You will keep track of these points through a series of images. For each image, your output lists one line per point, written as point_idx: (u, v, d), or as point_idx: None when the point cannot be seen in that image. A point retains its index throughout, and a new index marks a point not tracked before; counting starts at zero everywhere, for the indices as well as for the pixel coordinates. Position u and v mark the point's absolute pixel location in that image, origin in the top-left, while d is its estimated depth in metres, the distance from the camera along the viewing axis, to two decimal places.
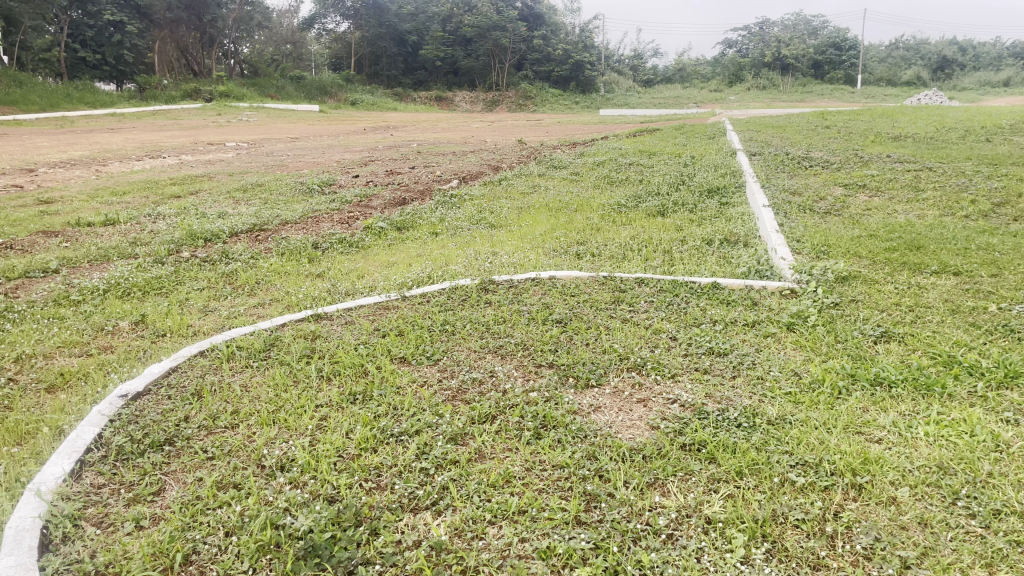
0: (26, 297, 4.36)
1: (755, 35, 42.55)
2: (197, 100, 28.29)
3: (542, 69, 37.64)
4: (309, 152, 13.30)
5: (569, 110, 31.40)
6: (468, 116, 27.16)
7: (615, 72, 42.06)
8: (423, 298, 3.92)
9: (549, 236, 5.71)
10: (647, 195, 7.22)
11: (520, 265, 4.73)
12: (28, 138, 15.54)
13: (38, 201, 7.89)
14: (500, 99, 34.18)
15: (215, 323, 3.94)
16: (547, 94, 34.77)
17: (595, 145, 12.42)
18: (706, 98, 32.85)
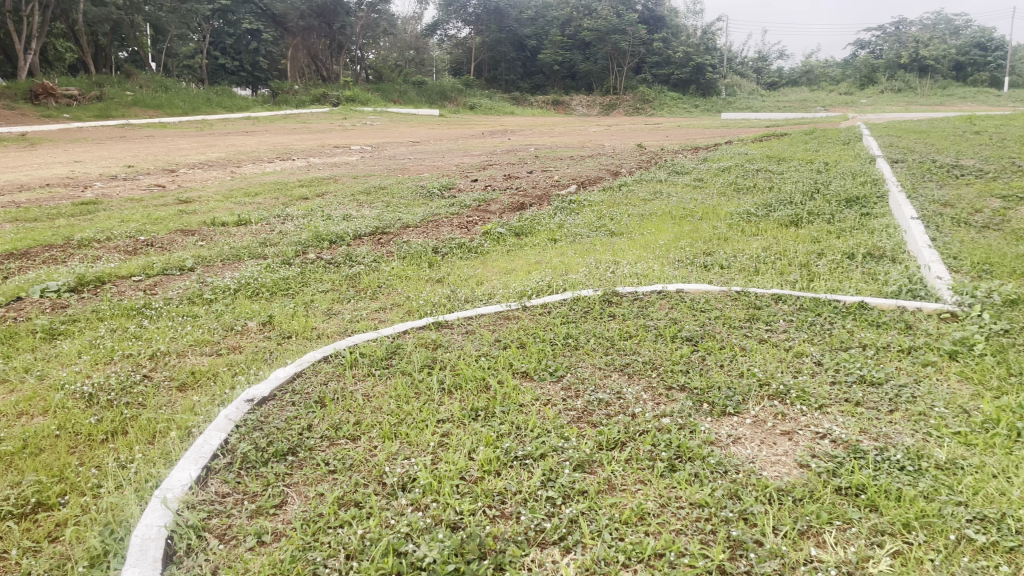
0: (163, 294, 4.54)
1: (891, 35, 40.20)
2: (326, 104, 29.50)
3: (662, 72, 36.61)
4: (430, 156, 13.49)
5: (688, 114, 30.60)
6: (586, 120, 26.94)
7: (738, 75, 40.73)
8: (544, 308, 3.77)
9: (674, 246, 5.46)
10: (778, 204, 6.83)
11: (644, 276, 4.52)
12: (172, 140, 16.56)
13: (178, 200, 8.32)
14: (617, 103, 33.72)
15: (338, 327, 3.94)
16: (666, 98, 34.02)
17: (720, 151, 11.97)
18: (835, 102, 31.22)
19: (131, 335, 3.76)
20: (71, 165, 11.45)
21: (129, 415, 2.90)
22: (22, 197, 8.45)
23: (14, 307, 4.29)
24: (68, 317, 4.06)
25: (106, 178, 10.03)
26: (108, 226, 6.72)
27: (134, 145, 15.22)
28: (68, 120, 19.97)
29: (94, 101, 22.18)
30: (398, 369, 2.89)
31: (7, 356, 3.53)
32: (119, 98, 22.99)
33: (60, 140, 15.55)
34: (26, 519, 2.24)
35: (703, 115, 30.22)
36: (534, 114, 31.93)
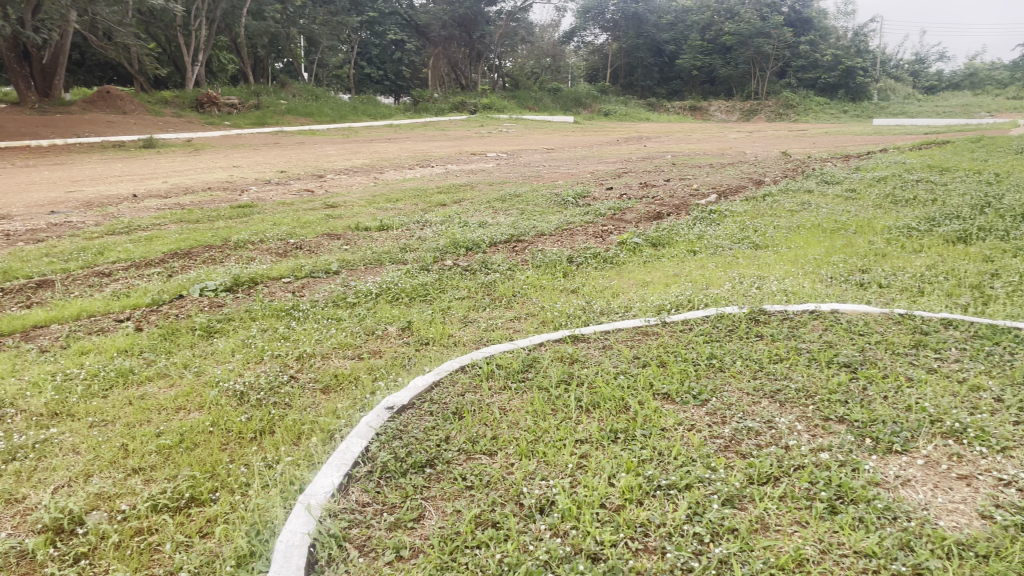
0: (310, 296, 4.72)
1: None
2: (463, 111, 30.24)
3: (808, 76, 34.68)
4: (565, 163, 13.47)
5: (835, 121, 29.03)
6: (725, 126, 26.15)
7: (892, 79, 38.29)
8: (685, 324, 3.60)
9: (827, 261, 5.13)
10: (942, 218, 6.30)
11: (794, 293, 4.25)
12: (320, 147, 17.41)
13: (325, 205, 8.69)
14: (758, 109, 32.47)
15: (474, 334, 3.93)
16: (811, 103, 32.39)
17: (873, 160, 11.27)
18: (1003, 107, 28.71)
19: (279, 336, 3.90)
20: (230, 170, 12.23)
21: (275, 415, 3.00)
22: (187, 199, 9.08)
23: (176, 304, 4.58)
24: (223, 316, 4.29)
25: (260, 183, 10.64)
26: (262, 229, 7.09)
27: (286, 151, 16.10)
28: (228, 127, 21.41)
29: (252, 110, 23.68)
30: (535, 383, 2.81)
31: (170, 351, 3.76)
32: (274, 107, 24.44)
33: (221, 147, 16.69)
34: (181, 513, 2.35)
35: (851, 121, 28.64)
36: (670, 120, 31.33)
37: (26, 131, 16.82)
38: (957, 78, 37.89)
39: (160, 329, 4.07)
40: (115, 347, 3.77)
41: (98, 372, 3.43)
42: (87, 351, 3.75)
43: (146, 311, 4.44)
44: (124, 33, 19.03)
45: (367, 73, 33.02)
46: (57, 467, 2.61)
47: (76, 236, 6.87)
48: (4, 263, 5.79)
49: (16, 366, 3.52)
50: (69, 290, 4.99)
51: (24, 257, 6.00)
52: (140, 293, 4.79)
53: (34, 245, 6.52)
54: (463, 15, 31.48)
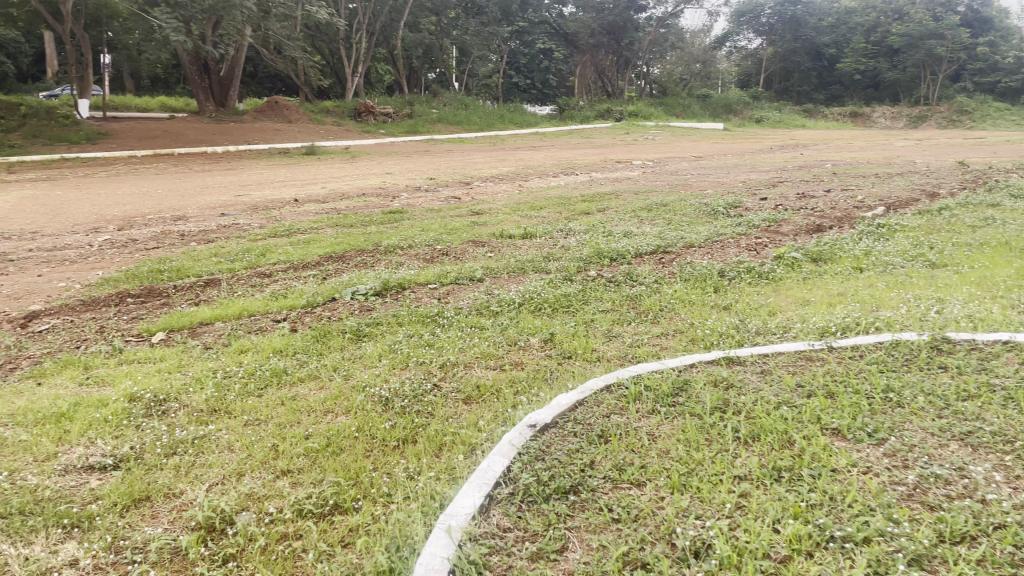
0: (454, 303, 4.72)
1: None
2: (610, 119, 30.05)
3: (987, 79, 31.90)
4: (715, 172, 12.99)
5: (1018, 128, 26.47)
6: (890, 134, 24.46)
7: None
8: (854, 351, 3.27)
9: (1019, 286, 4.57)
10: None
11: (981, 320, 3.79)
12: (468, 154, 17.75)
13: (471, 212, 8.78)
14: (928, 115, 30.14)
15: (620, 348, 3.75)
16: (991, 108, 29.69)
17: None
18: None
19: (423, 343, 3.89)
20: (382, 176, 12.67)
21: (417, 424, 2.97)
22: (342, 204, 9.46)
23: (329, 306, 4.71)
24: (371, 320, 4.35)
25: (410, 189, 10.93)
26: (411, 234, 7.24)
27: (435, 158, 16.52)
28: (383, 135, 22.31)
29: (405, 118, 24.56)
30: (687, 407, 2.61)
31: (320, 354, 3.85)
32: (425, 116, 25.25)
33: (375, 154, 17.37)
34: (324, 520, 2.35)
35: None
36: (828, 127, 29.71)
37: (203, 138, 18.23)
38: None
39: (312, 331, 4.19)
40: (271, 347, 3.90)
41: (255, 371, 3.56)
42: (245, 349, 3.90)
43: (300, 313, 4.59)
44: (292, 47, 20.24)
45: (515, 82, 33.49)
46: (213, 464, 2.70)
47: (241, 238, 7.29)
48: (178, 262, 6.21)
49: (183, 362, 3.72)
50: (233, 290, 5.27)
51: (195, 256, 6.42)
52: (296, 294, 4.96)
53: (205, 245, 6.97)
54: (612, 22, 31.29)
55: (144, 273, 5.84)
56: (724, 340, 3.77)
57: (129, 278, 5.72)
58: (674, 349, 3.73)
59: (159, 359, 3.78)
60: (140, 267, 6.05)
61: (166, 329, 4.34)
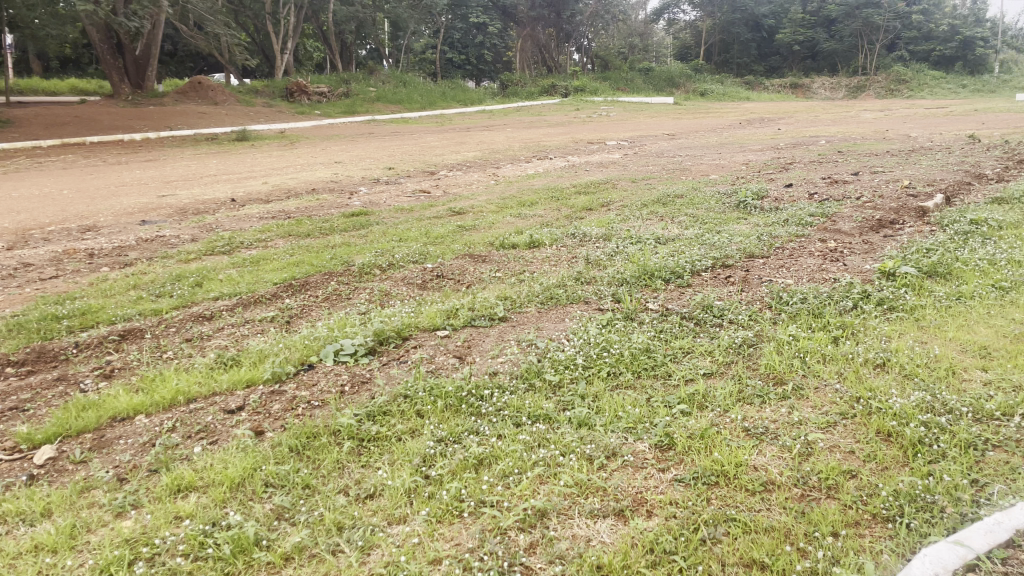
0: (486, 366, 3.28)
1: None
2: (555, 95, 28.69)
3: (920, 49, 32.50)
4: (701, 152, 11.75)
5: (953, 95, 26.58)
6: (836, 107, 24.00)
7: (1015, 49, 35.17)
8: None
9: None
10: None
11: None
12: (419, 136, 16.20)
13: (450, 211, 7.30)
14: (866, 85, 30.45)
15: (786, 465, 2.37)
16: (926, 77, 29.97)
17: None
18: None
19: (472, 459, 2.46)
20: (332, 166, 11.05)
21: None
22: (291, 205, 7.89)
23: (305, 380, 3.22)
24: (375, 408, 2.88)
25: (369, 182, 9.40)
26: (388, 246, 5.77)
27: (386, 142, 14.92)
28: (320, 117, 20.39)
29: (341, 98, 22.70)
30: None
31: (308, 488, 2.38)
32: (363, 94, 23.38)
33: (316, 138, 15.64)
34: None
35: (977, 96, 26.04)
36: (773, 99, 29.22)
37: (118, 124, 16.15)
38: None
39: (290, 435, 2.69)
40: (225, 478, 2.41)
41: (204, 545, 2.08)
42: (185, 486, 2.40)
43: (266, 395, 3.08)
44: (215, 23, 18.12)
45: (451, 58, 31.56)
46: None
47: (168, 259, 5.67)
48: (83, 301, 4.59)
49: (79, 523, 2.22)
50: (159, 349, 3.74)
51: (106, 290, 4.83)
52: (254, 359, 3.46)
53: (121, 272, 5.34)
54: None
55: (33, 321, 4.23)
56: (943, 441, 2.40)
57: (10, 331, 4.11)
58: (874, 463, 2.36)
59: (38, 520, 2.26)
60: (30, 311, 4.44)
61: (58, 437, 2.82)
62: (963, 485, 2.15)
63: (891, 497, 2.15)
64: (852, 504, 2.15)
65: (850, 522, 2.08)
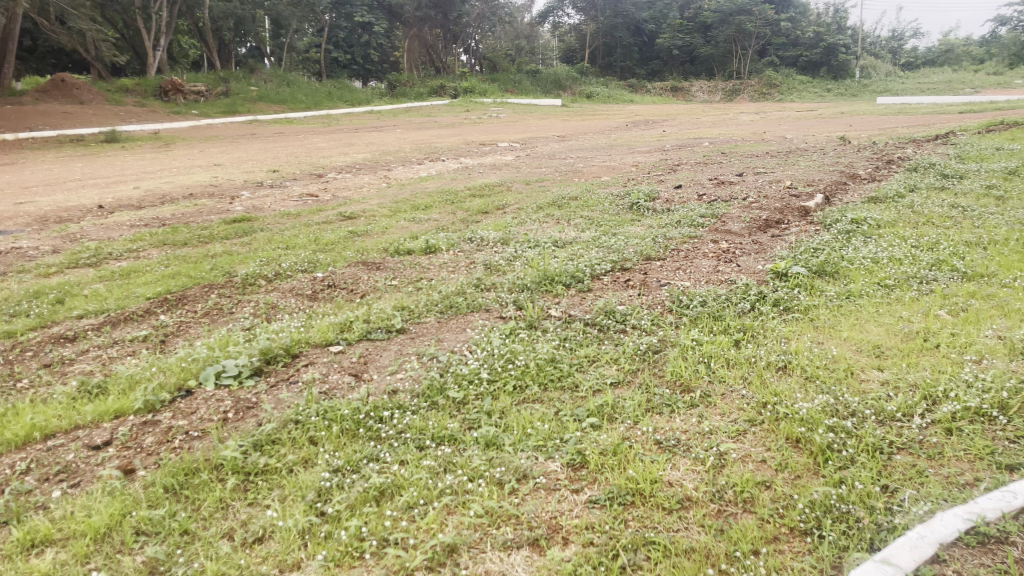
0: (383, 384, 3.07)
1: None
2: (444, 95, 28.47)
3: (789, 55, 34.34)
4: (591, 153, 11.87)
5: (820, 99, 28.15)
6: (715, 109, 24.97)
7: (872, 56, 37.67)
8: None
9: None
10: None
11: None
12: (304, 137, 15.64)
13: (340, 215, 7.01)
14: (741, 89, 31.81)
15: (701, 479, 2.30)
16: (795, 82, 31.64)
17: (972, 145, 9.78)
18: (985, 84, 28.25)
19: (372, 491, 2.26)
20: (212, 169, 10.46)
21: None
22: (166, 211, 7.37)
23: (182, 407, 2.92)
24: (262, 437, 2.63)
25: (252, 185, 8.95)
26: (274, 254, 5.44)
27: (269, 143, 14.32)
28: (197, 117, 19.40)
29: (220, 97, 21.70)
30: None
31: (188, 535, 2.13)
32: (243, 94, 22.43)
33: (194, 139, 14.83)
34: None
35: (841, 99, 27.72)
36: (655, 102, 30.08)
37: None
38: (933, 54, 37.16)
39: (165, 473, 2.41)
40: (89, 528, 2.12)
41: None
42: (40, 541, 2.10)
43: (138, 426, 2.77)
44: (77, 16, 16.90)
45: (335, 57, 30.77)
46: None
47: (24, 273, 5.14)
48: None
49: None
50: (11, 379, 3.33)
51: None
52: (124, 386, 3.12)
53: None
54: None
55: None
56: (851, 445, 2.40)
57: None
58: (786, 472, 2.33)
59: None
60: None
61: None
62: (875, 493, 2.14)
63: (807, 508, 2.11)
64: (769, 518, 2.10)
65: (769, 538, 2.02)
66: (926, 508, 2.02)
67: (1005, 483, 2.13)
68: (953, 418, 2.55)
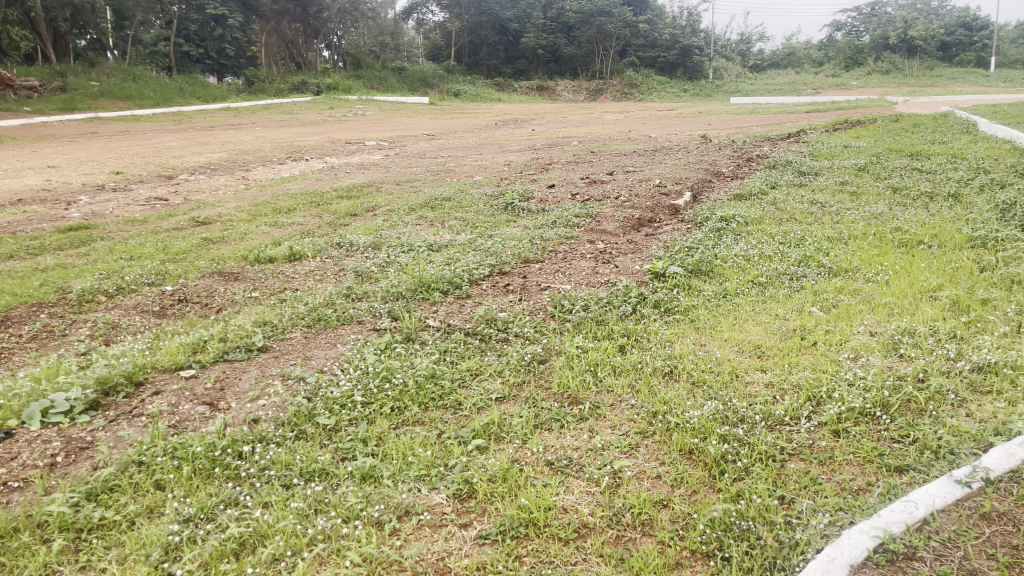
0: (242, 413, 2.74)
1: (869, 17, 39.81)
2: (306, 92, 27.47)
3: (648, 55, 35.80)
4: (461, 153, 11.67)
5: (678, 99, 29.29)
6: (580, 108, 25.36)
7: (723, 58, 39.66)
8: (1005, 487, 1.96)
9: (976, 295, 3.58)
10: (979, 217, 5.15)
11: (996, 371, 2.73)
12: (154, 135, 14.59)
13: (193, 220, 6.47)
14: (603, 88, 32.63)
15: (597, 503, 2.15)
16: (654, 82, 32.79)
17: (823, 143, 10.29)
18: (824, 85, 30.30)
19: (231, 543, 1.97)
20: (46, 171, 9.51)
21: None
22: None
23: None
24: (99, 485, 2.26)
25: (93, 189, 8.18)
26: (116, 266, 4.91)
27: (114, 142, 13.25)
28: (30, 113, 17.75)
29: (57, 92, 19.97)
30: None
31: None
32: (83, 88, 20.75)
33: (25, 138, 13.50)
34: None
35: (697, 99, 29.00)
36: (521, 101, 30.31)
37: None
38: (778, 57, 39.56)
39: None
40: None
41: None
42: None
43: None
44: None
45: None
46: None
47: None
48: None
49: None
50: None
51: None
52: None
53: None
54: None
55: None
56: (744, 455, 2.32)
57: None
58: (683, 488, 2.22)
59: None
60: None
61: None
62: (774, 506, 2.06)
63: (707, 528, 2.00)
64: (669, 542, 1.98)
65: (670, 565, 1.90)
66: (826, 521, 1.95)
67: (897, 487, 2.11)
68: (840, 420, 2.53)
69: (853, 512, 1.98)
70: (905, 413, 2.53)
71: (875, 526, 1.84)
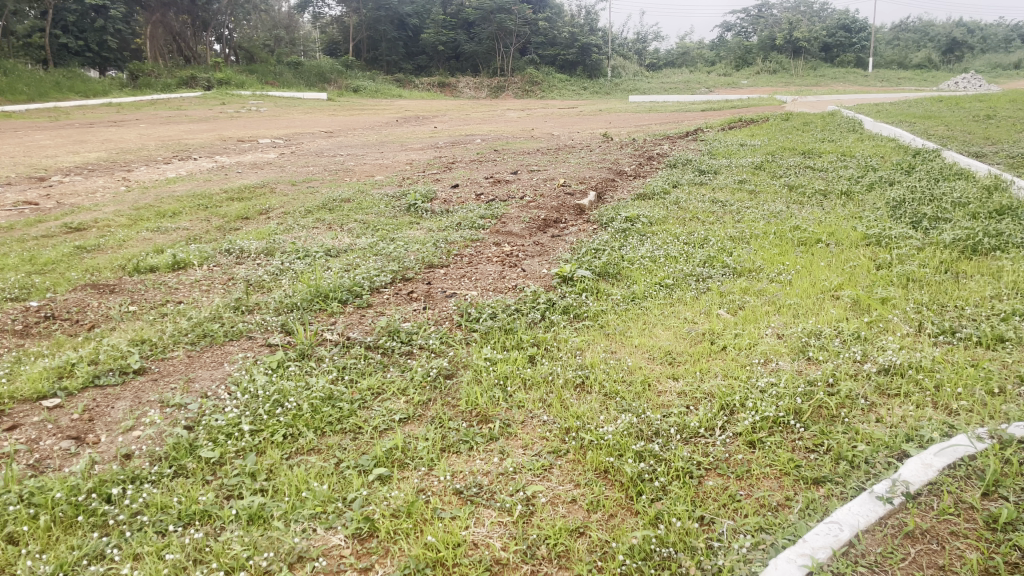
0: (113, 447, 2.45)
1: (756, 18, 41.47)
2: (196, 87, 26.24)
3: (548, 53, 36.07)
4: (360, 151, 11.34)
5: (579, 96, 29.63)
6: (482, 106, 25.25)
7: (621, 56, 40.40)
8: (921, 500, 1.93)
9: (875, 293, 3.63)
10: (869, 215, 5.30)
11: (902, 372, 2.74)
12: (24, 133, 13.55)
13: (66, 227, 5.94)
14: (505, 85, 32.66)
15: (510, 535, 2.00)
16: (555, 80, 33.07)
17: (719, 141, 10.53)
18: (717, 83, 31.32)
19: None
20: None
21: None
22: None
23: None
24: None
25: None
26: None
27: None
28: None
29: None
30: None
31: None
32: None
33: None
34: None
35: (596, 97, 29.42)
36: (423, 97, 29.95)
37: None
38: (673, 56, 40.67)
39: None
40: None
41: None
42: None
43: None
44: None
45: None
46: None
47: None
48: None
49: None
50: None
51: None
52: None
53: None
54: None
55: None
56: (662, 473, 2.22)
57: None
58: (599, 512, 2.10)
59: None
60: None
61: None
62: (695, 530, 1.96)
63: (627, 556, 1.88)
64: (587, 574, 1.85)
65: None
66: (749, 544, 1.87)
67: (816, 501, 2.05)
68: (753, 429, 2.47)
69: (775, 533, 1.91)
70: (817, 420, 2.50)
71: (801, 553, 1.77)
